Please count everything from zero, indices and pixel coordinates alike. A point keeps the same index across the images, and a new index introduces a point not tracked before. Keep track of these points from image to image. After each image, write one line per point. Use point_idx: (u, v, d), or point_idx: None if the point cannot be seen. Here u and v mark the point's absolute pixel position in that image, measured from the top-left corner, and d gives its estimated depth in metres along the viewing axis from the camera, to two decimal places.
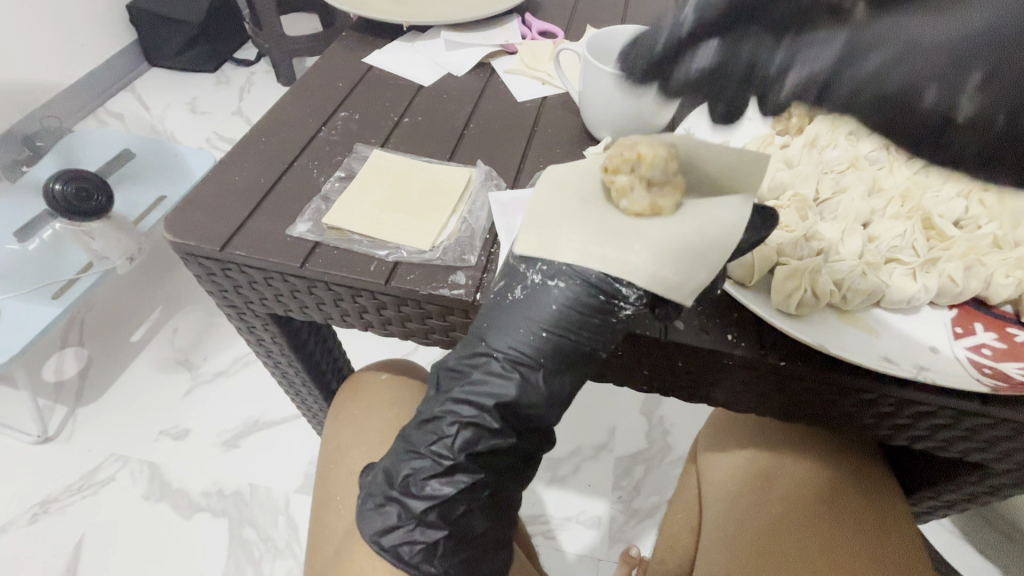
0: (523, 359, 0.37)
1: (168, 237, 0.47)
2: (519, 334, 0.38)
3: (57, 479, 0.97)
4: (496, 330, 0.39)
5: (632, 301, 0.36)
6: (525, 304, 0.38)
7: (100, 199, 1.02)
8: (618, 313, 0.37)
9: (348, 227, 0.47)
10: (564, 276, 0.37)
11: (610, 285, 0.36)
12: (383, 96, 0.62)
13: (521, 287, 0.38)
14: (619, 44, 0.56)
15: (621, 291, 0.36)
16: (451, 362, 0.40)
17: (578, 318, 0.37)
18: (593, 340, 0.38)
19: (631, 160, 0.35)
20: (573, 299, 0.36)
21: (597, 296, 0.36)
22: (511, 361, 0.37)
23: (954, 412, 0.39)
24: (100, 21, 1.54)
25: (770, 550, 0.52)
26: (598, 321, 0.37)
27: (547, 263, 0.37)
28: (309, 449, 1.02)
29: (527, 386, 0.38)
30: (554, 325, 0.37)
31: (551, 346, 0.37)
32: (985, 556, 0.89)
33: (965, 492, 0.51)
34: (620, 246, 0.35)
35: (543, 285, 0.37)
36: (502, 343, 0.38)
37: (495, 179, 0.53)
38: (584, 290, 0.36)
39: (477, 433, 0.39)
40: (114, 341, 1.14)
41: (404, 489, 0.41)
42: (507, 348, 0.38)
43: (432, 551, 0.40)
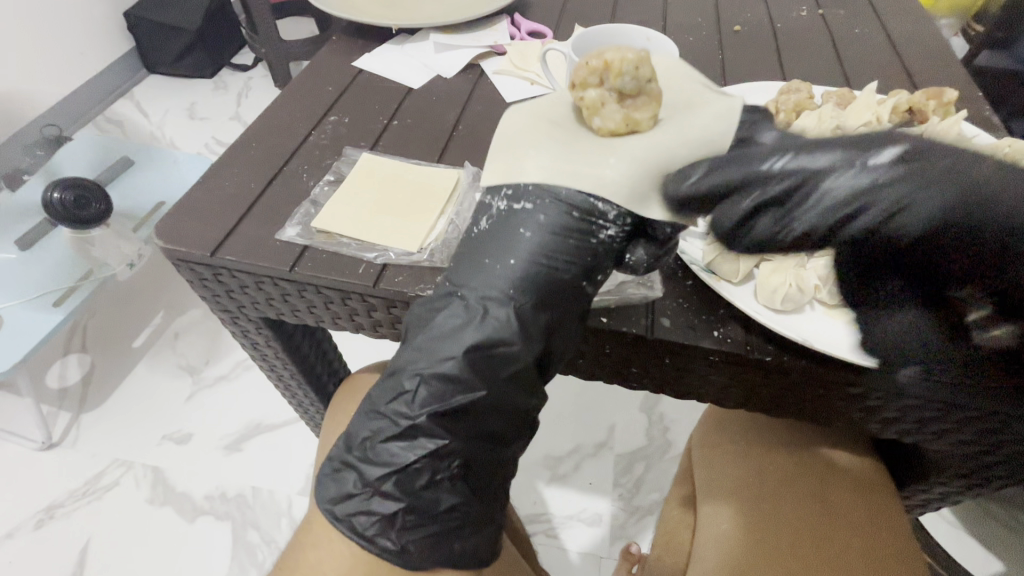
0: (493, 295, 0.38)
1: (160, 243, 0.48)
2: (489, 266, 0.39)
3: (61, 486, 0.98)
4: (464, 268, 0.40)
5: (611, 219, 0.38)
6: (495, 232, 0.39)
7: (99, 207, 1.03)
8: (597, 233, 0.39)
9: (336, 230, 0.47)
10: (535, 196, 0.39)
11: (582, 201, 0.38)
12: (372, 99, 0.63)
13: (486, 216, 0.40)
14: (604, 44, 0.56)
15: (597, 207, 0.38)
16: (422, 305, 0.40)
17: (553, 238, 0.38)
18: (570, 260, 0.39)
19: (598, 71, 0.39)
20: (545, 219, 0.38)
21: (572, 214, 0.38)
22: (480, 298, 0.38)
23: (941, 406, 0.39)
24: (98, 29, 1.55)
25: (762, 542, 0.52)
26: (574, 241, 0.38)
27: (513, 185, 0.39)
28: (310, 452, 1.03)
29: (503, 314, 0.38)
30: (527, 249, 0.38)
31: (526, 272, 0.38)
32: (987, 547, 0.89)
33: (958, 484, 0.51)
34: (594, 163, 0.38)
35: (513, 209, 0.39)
36: (471, 279, 0.39)
37: (483, 180, 0.54)
38: (557, 211, 0.38)
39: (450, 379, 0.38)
40: (116, 347, 1.15)
41: (362, 455, 0.40)
42: (482, 272, 0.39)
43: (389, 523, 0.40)
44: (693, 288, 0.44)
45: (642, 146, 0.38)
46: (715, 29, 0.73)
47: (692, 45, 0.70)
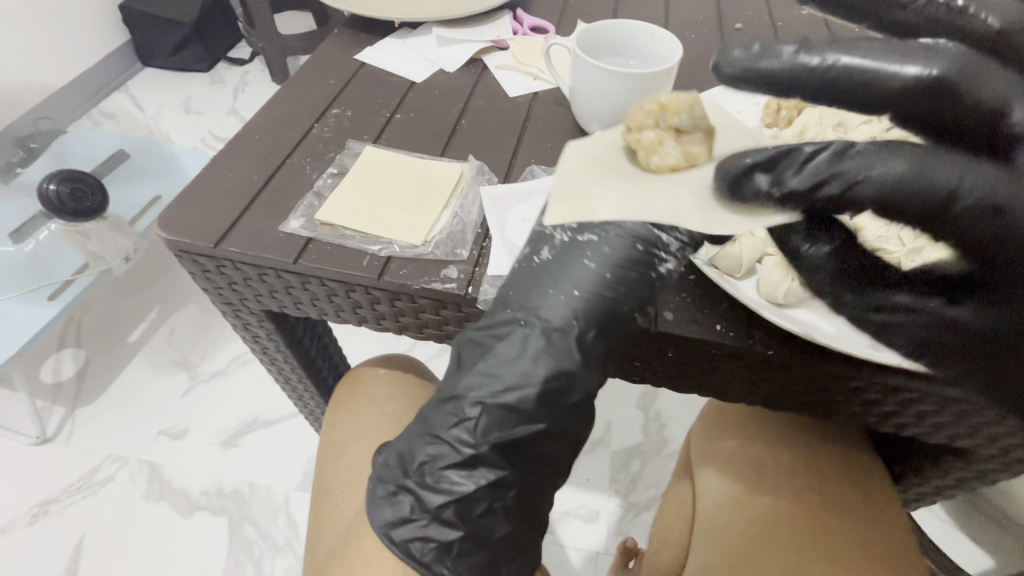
0: (556, 328, 0.38)
1: (162, 233, 0.48)
2: (551, 296, 0.39)
3: (56, 481, 0.98)
4: (526, 295, 0.39)
5: (675, 241, 0.39)
6: (560, 262, 0.39)
7: (94, 200, 1.03)
8: (661, 258, 0.39)
9: (340, 223, 0.47)
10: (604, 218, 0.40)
11: (649, 235, 0.39)
12: (375, 93, 0.63)
13: (550, 247, 0.40)
14: (608, 39, 0.56)
15: (660, 236, 0.39)
16: (483, 335, 0.40)
17: (620, 264, 0.39)
18: (639, 281, 0.39)
19: (655, 115, 0.40)
20: (611, 254, 0.39)
21: (638, 246, 0.39)
22: (545, 329, 0.38)
23: (938, 398, 0.40)
24: (93, 21, 1.53)
25: (761, 533, 0.53)
26: (641, 260, 0.39)
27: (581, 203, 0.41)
28: (308, 447, 1.03)
29: (586, 331, 0.38)
30: (590, 277, 0.38)
31: (600, 293, 0.38)
32: (978, 542, 0.90)
33: (951, 477, 0.53)
34: (662, 195, 0.38)
35: (580, 237, 0.40)
36: (536, 308, 0.39)
37: (487, 174, 0.54)
38: (623, 244, 0.39)
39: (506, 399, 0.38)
40: (112, 342, 1.14)
41: (420, 480, 0.40)
42: (553, 293, 0.39)
43: (446, 550, 0.40)
44: (694, 280, 0.45)
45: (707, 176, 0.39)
46: (716, 27, 0.73)
47: (694, 42, 0.71)
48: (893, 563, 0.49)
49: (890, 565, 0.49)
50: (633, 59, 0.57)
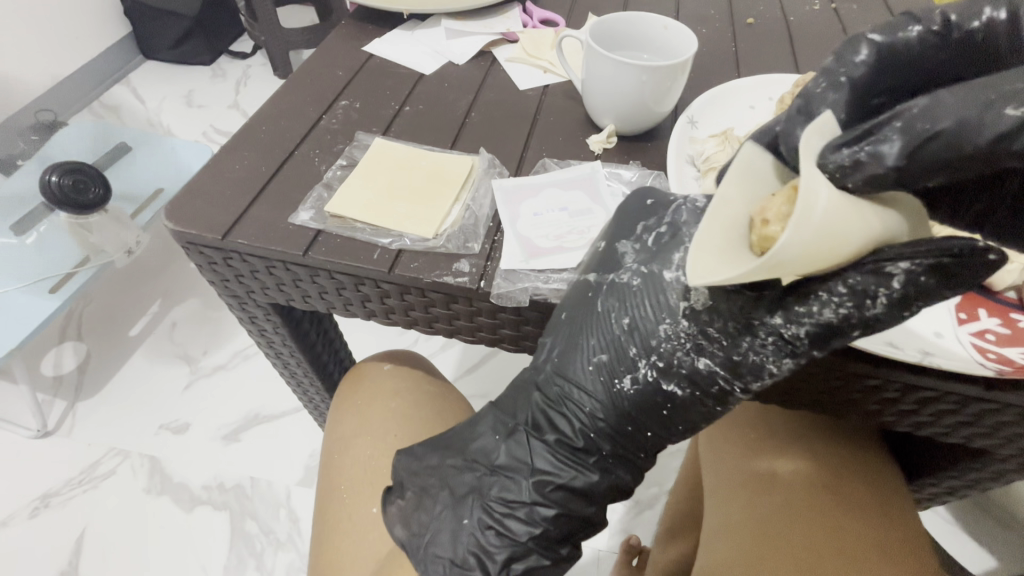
0: (606, 449, 0.40)
1: (169, 225, 0.47)
2: (607, 417, 0.39)
3: (57, 474, 0.97)
4: (591, 411, 0.39)
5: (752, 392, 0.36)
6: (634, 397, 0.38)
7: (96, 191, 1.01)
8: (730, 402, 0.37)
9: (350, 215, 0.47)
10: (693, 362, 0.36)
11: (729, 395, 0.36)
12: (383, 85, 0.62)
13: (632, 382, 0.38)
14: (621, 32, 0.56)
15: (737, 389, 0.36)
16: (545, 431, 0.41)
17: (684, 406, 0.38)
18: (704, 418, 0.38)
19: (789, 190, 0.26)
20: (682, 402, 0.37)
21: (713, 401, 0.37)
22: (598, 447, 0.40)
23: (959, 397, 0.39)
24: (95, 12, 1.52)
25: (772, 533, 0.52)
26: (704, 407, 0.37)
27: (689, 307, 0.35)
28: (310, 442, 1.02)
29: (629, 444, 0.41)
30: (654, 407, 0.38)
31: (656, 423, 0.39)
32: (982, 543, 0.90)
33: (967, 478, 0.52)
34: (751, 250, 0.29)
35: (658, 374, 0.37)
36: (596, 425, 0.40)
37: (498, 167, 0.53)
38: (699, 395, 0.37)
39: (609, 471, 0.41)
40: (113, 336, 1.14)
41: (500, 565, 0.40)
42: (605, 421, 0.40)
43: None
44: None
45: (834, 216, 0.23)
46: (727, 21, 0.72)
47: (705, 36, 0.70)
48: (906, 564, 0.49)
49: (906, 564, 0.49)
50: (647, 52, 0.57)
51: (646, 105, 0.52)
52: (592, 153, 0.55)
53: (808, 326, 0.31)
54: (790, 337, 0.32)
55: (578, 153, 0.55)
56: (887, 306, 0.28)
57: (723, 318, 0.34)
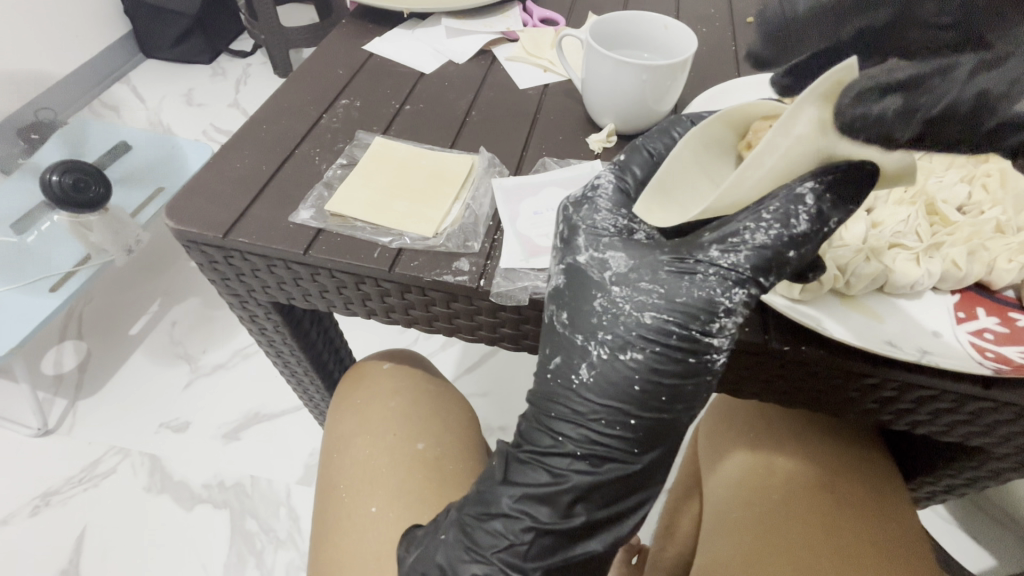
0: (598, 445, 0.37)
1: (170, 224, 0.47)
2: (581, 409, 0.37)
3: (57, 473, 0.97)
4: (559, 411, 0.38)
5: (723, 331, 0.36)
6: (594, 383, 0.37)
7: (97, 190, 1.02)
8: (708, 348, 0.36)
9: (350, 213, 0.47)
10: (640, 318, 0.36)
11: (694, 342, 0.36)
12: (384, 83, 0.62)
13: (587, 368, 0.37)
14: (621, 30, 0.56)
15: (701, 331, 0.36)
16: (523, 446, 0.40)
17: (654, 366, 0.36)
18: (687, 374, 0.36)
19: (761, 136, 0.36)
20: (651, 365, 0.36)
21: (679, 353, 0.36)
22: (587, 449, 0.37)
23: (956, 396, 0.39)
24: (95, 11, 1.52)
25: (770, 531, 0.52)
26: (677, 363, 0.36)
27: (613, 274, 0.38)
28: (310, 441, 1.02)
29: (620, 429, 0.37)
30: (624, 377, 0.36)
31: (638, 397, 0.36)
32: (979, 541, 0.90)
33: (964, 477, 0.53)
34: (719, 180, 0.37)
35: (607, 347, 0.37)
36: (569, 426, 0.38)
37: (498, 166, 0.53)
38: (660, 353, 0.36)
39: (599, 468, 0.38)
40: (114, 335, 1.14)
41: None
42: (577, 415, 0.37)
43: None
44: None
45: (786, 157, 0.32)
46: (728, 20, 0.72)
47: (705, 35, 0.70)
48: (906, 566, 0.49)
49: (904, 564, 0.49)
50: (647, 51, 0.57)
51: (646, 104, 0.52)
52: (592, 152, 0.55)
53: (747, 252, 0.35)
54: (731, 266, 0.35)
55: (578, 153, 0.55)
56: (810, 222, 0.34)
57: (652, 271, 0.37)
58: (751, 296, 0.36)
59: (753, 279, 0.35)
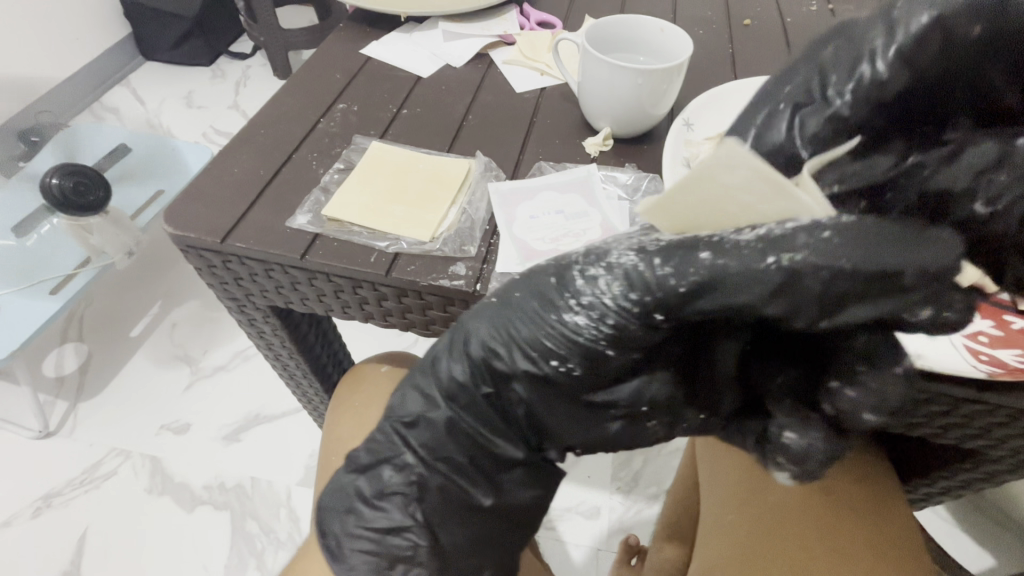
0: (467, 354, 0.37)
1: (168, 229, 0.47)
2: (483, 318, 0.36)
3: (59, 475, 0.98)
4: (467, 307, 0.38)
5: (587, 305, 0.33)
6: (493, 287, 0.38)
7: (97, 194, 1.02)
8: (564, 316, 0.33)
9: (347, 219, 0.47)
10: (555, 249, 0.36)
11: (567, 308, 0.33)
12: (381, 87, 0.62)
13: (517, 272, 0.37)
14: (616, 35, 0.56)
15: (574, 285, 0.33)
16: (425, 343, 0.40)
17: (520, 309, 0.35)
18: (536, 346, 0.34)
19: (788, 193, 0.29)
20: (534, 307, 0.34)
21: (553, 316, 0.34)
22: (458, 347, 0.37)
23: (951, 399, 0.40)
24: (94, 13, 1.52)
25: (766, 535, 0.52)
26: (547, 320, 0.34)
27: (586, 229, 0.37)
28: (309, 442, 1.03)
29: (459, 368, 0.37)
30: (494, 313, 0.36)
31: (487, 338, 0.36)
32: (979, 542, 0.90)
33: (960, 479, 0.53)
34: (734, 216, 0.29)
35: (519, 275, 0.37)
36: (466, 323, 0.37)
37: (494, 170, 0.54)
38: (548, 301, 0.34)
39: (454, 396, 0.37)
40: (114, 337, 1.14)
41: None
42: (475, 321, 0.37)
43: None
44: None
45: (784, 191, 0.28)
46: (724, 22, 0.72)
47: (702, 37, 0.70)
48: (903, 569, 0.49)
49: (902, 566, 0.49)
50: (643, 55, 0.57)
51: (642, 108, 0.53)
52: (587, 156, 0.55)
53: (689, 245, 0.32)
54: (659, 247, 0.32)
55: (574, 156, 0.55)
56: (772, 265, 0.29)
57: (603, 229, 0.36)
58: (638, 272, 0.31)
59: (648, 256, 0.31)
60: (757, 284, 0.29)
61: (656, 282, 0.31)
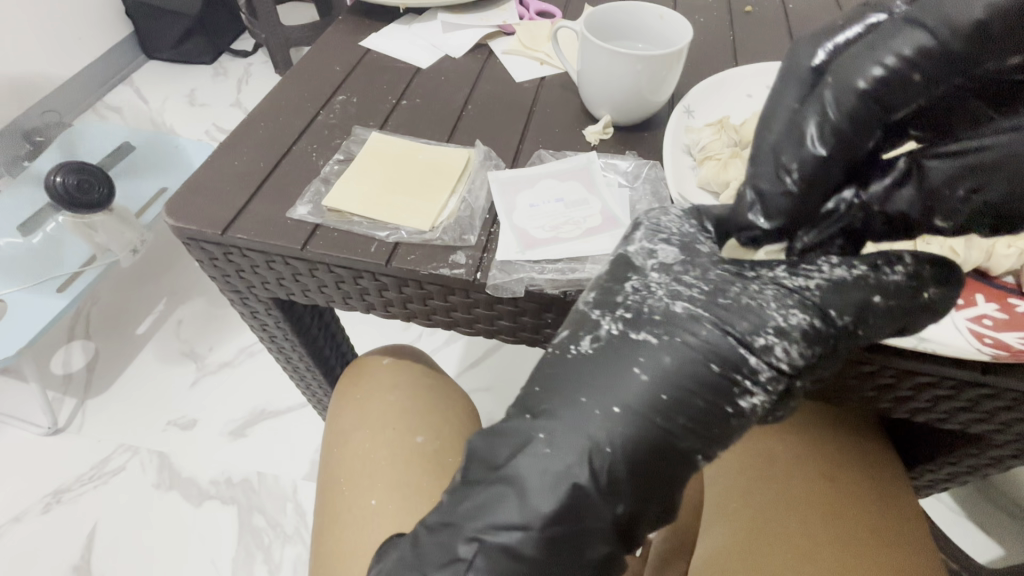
0: (614, 432, 0.32)
1: (169, 221, 0.48)
2: (623, 386, 0.32)
3: (68, 470, 0.99)
4: (586, 385, 0.33)
5: (775, 358, 0.32)
6: (599, 361, 0.33)
7: (101, 192, 1.01)
8: (744, 374, 0.32)
9: (347, 209, 0.47)
10: (669, 306, 0.34)
11: (731, 355, 0.32)
12: (381, 79, 0.62)
13: (593, 341, 0.34)
14: (617, 21, 0.56)
15: (749, 360, 0.32)
16: (536, 429, 0.33)
17: (677, 383, 0.32)
18: (711, 398, 0.32)
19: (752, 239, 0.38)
20: (682, 365, 0.32)
21: (713, 365, 0.32)
22: (603, 427, 0.32)
23: (955, 382, 0.39)
24: (96, 13, 1.53)
25: (772, 523, 0.52)
26: (713, 373, 0.32)
27: (656, 261, 0.36)
28: (315, 437, 1.03)
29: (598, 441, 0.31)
30: (638, 396, 0.32)
31: (632, 429, 0.31)
32: (986, 532, 0.89)
33: (965, 465, 0.53)
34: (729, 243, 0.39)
35: (614, 336, 0.34)
36: (595, 397, 0.32)
37: (494, 160, 0.53)
38: (701, 359, 0.32)
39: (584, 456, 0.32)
40: (121, 335, 1.15)
41: None
42: (604, 397, 0.32)
43: None
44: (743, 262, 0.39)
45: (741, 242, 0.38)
46: (726, 9, 0.72)
47: (703, 25, 0.69)
48: (911, 567, 0.48)
49: (909, 561, 0.48)
50: (643, 42, 0.57)
51: (642, 95, 0.52)
52: (588, 144, 0.55)
53: (818, 281, 0.34)
54: (793, 286, 0.34)
55: (574, 145, 0.55)
56: (906, 277, 0.34)
57: (702, 270, 0.35)
58: (812, 327, 0.33)
59: (820, 310, 0.33)
60: (896, 306, 0.34)
61: (834, 333, 0.33)
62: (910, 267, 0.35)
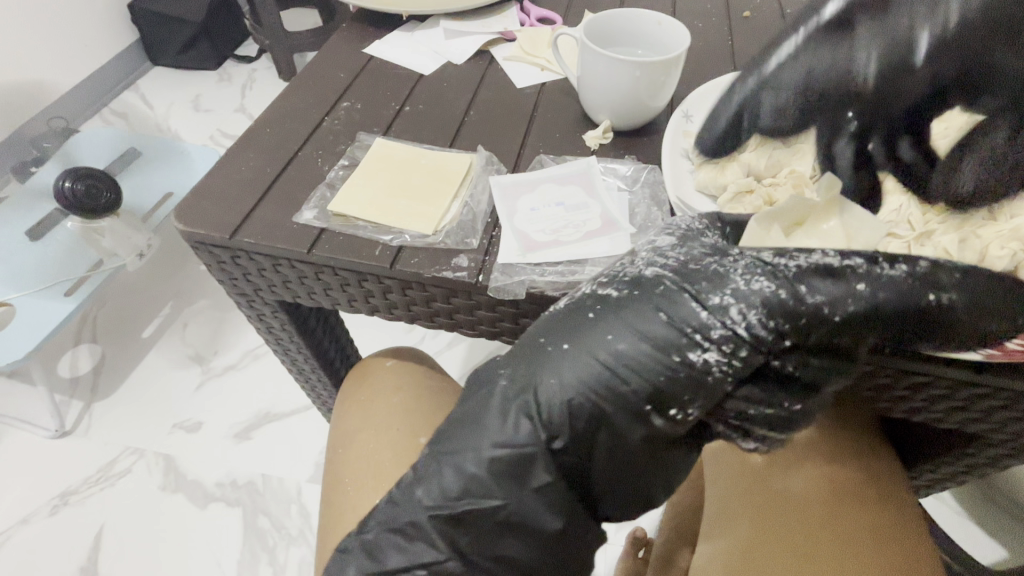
0: (576, 378, 0.33)
1: (177, 225, 0.49)
2: (587, 338, 0.34)
3: (76, 472, 1.00)
4: (555, 329, 0.35)
5: (730, 319, 0.33)
6: (568, 312, 0.36)
7: (109, 197, 1.02)
8: (697, 334, 0.33)
9: (352, 213, 0.48)
10: (642, 268, 0.36)
11: (687, 314, 0.33)
12: (384, 85, 0.63)
13: (568, 296, 0.37)
14: (616, 28, 0.57)
15: (699, 314, 0.33)
16: (499, 374, 0.36)
17: (636, 334, 0.33)
18: (667, 356, 0.33)
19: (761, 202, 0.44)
20: (644, 320, 0.34)
21: (663, 315, 0.34)
22: (569, 375, 0.33)
23: (951, 381, 0.40)
24: (102, 20, 1.55)
25: (768, 521, 0.53)
26: (669, 329, 0.33)
27: (651, 246, 0.38)
28: (319, 439, 1.04)
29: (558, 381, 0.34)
30: (597, 343, 0.34)
31: (586, 373, 0.33)
32: (991, 534, 0.89)
33: (964, 463, 0.53)
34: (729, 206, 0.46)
35: (591, 294, 0.36)
36: (560, 339, 0.35)
37: (495, 164, 0.54)
38: (656, 312, 0.34)
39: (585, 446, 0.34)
40: (127, 338, 1.17)
41: None
42: (575, 345, 0.34)
43: None
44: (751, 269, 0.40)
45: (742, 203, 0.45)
46: (725, 15, 0.73)
47: (702, 30, 0.70)
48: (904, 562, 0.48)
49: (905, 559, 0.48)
50: (642, 48, 0.57)
51: (641, 101, 0.53)
52: (588, 149, 0.56)
53: (800, 265, 0.34)
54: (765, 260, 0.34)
55: (574, 149, 0.56)
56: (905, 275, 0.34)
57: (690, 249, 0.37)
58: (774, 296, 0.33)
59: (789, 283, 0.33)
60: (891, 297, 0.33)
61: (802, 311, 0.33)
62: (915, 269, 0.34)
